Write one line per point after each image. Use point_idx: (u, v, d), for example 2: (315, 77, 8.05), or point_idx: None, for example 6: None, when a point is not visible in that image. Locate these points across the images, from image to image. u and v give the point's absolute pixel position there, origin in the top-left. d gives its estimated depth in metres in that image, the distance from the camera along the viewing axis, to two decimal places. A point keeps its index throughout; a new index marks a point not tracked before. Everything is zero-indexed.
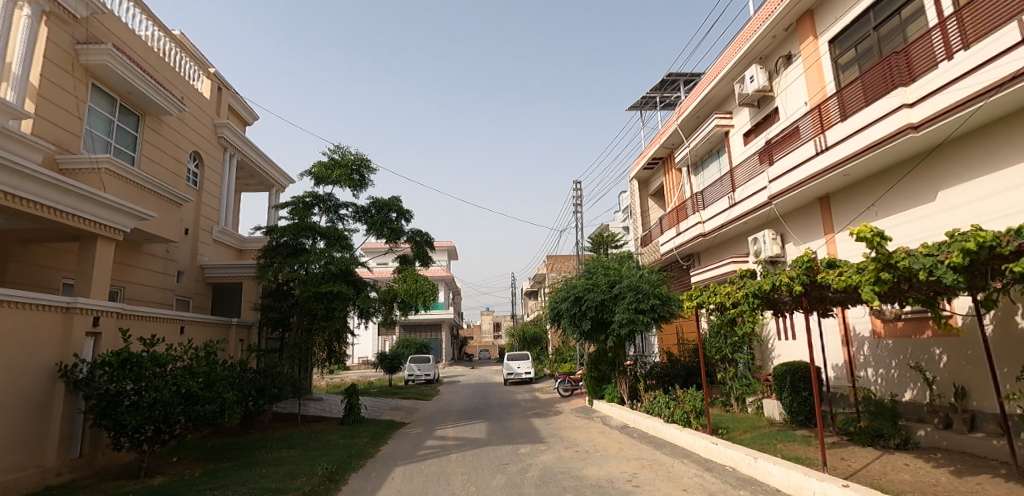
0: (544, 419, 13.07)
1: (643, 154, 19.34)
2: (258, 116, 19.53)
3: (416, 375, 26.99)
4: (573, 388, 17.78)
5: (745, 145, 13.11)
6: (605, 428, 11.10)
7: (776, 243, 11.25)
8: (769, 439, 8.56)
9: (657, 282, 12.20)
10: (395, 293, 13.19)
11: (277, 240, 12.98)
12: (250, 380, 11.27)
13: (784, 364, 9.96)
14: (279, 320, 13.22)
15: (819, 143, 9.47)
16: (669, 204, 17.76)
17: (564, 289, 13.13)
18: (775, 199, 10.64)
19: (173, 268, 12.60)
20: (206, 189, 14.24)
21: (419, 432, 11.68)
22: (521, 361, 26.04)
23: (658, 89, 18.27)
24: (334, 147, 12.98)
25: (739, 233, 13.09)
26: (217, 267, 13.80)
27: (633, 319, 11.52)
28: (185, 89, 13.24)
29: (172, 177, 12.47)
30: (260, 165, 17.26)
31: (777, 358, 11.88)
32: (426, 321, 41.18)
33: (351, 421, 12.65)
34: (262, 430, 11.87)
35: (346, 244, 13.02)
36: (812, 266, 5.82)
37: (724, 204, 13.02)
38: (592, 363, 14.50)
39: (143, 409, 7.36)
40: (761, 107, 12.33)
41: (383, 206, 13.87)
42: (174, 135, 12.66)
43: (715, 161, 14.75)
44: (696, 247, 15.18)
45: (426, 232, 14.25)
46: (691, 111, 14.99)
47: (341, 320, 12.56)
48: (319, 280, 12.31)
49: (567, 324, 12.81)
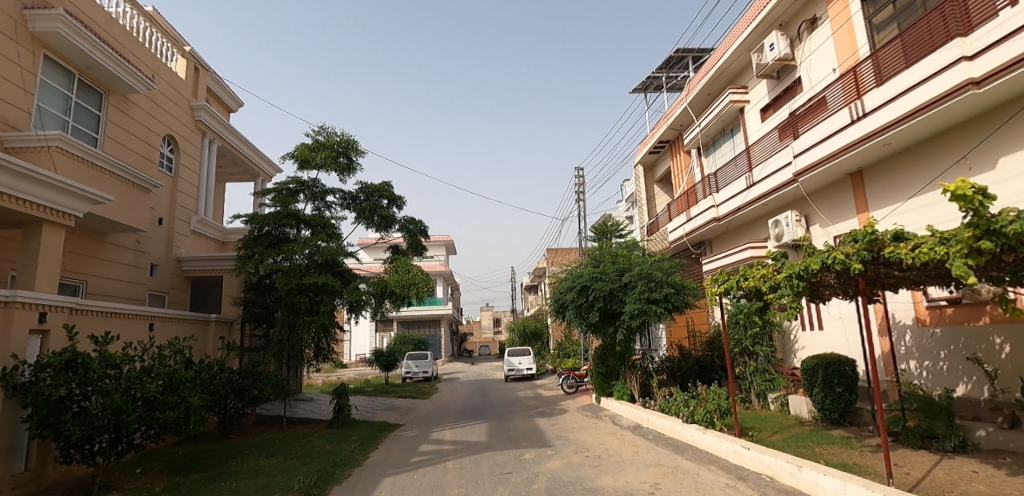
0: (549, 419, 12.14)
1: (648, 138, 18.35)
2: (241, 101, 18.52)
3: (414, 372, 26.05)
4: (577, 385, 16.85)
5: (762, 121, 12.16)
6: (616, 429, 10.15)
7: (800, 225, 10.32)
8: (804, 441, 7.64)
9: (670, 270, 11.27)
10: (385, 283, 12.04)
11: (258, 231, 12.04)
12: (226, 381, 10.31)
13: (814, 357, 9.05)
14: (261, 316, 12.21)
15: (854, 110, 8.52)
16: (677, 190, 16.81)
17: (569, 278, 12.11)
18: (801, 176, 9.69)
19: (145, 261, 11.64)
20: (182, 176, 13.25)
21: (413, 435, 10.76)
22: (522, 356, 25.12)
23: (664, 69, 17.27)
24: (318, 127, 12.00)
25: (756, 216, 12.17)
26: (195, 260, 12.84)
27: (646, 310, 10.57)
28: (158, 67, 12.26)
29: (143, 162, 11.52)
30: (243, 153, 16.26)
31: (801, 350, 10.95)
32: (423, 316, 40.21)
33: (341, 424, 11.74)
34: (244, 435, 10.94)
35: (333, 233, 12.07)
36: (878, 240, 4.82)
37: (740, 185, 12.08)
38: (599, 358, 13.56)
39: (90, 417, 6.38)
40: (781, 79, 11.38)
41: (373, 192, 12.89)
42: (145, 117, 11.68)
43: (728, 141, 13.79)
44: (708, 233, 14.27)
45: (419, 221, 13.29)
46: (703, 87, 13.98)
47: (328, 314, 11.60)
48: (302, 272, 11.37)
49: (573, 316, 11.81)
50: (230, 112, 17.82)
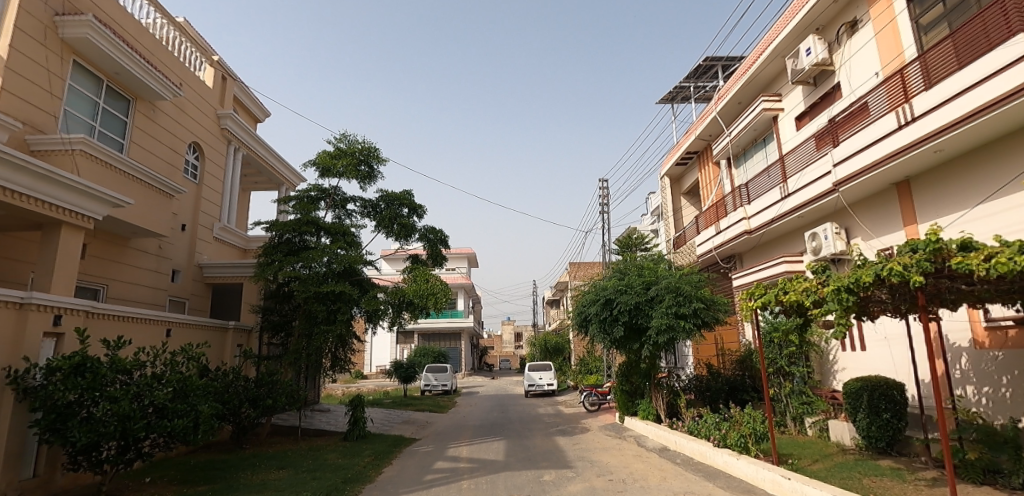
0: (570, 437, 11.64)
1: (676, 149, 17.89)
2: (268, 111, 18.72)
3: (433, 385, 25.73)
4: (600, 402, 16.29)
5: (797, 129, 11.64)
6: (641, 451, 9.64)
7: (840, 238, 9.72)
8: (849, 472, 7.04)
9: (700, 284, 10.78)
10: (403, 293, 11.74)
11: (278, 238, 11.95)
12: (241, 390, 10.14)
13: (858, 379, 8.46)
14: (279, 324, 12.05)
15: (902, 114, 7.98)
16: (705, 202, 16.28)
17: (593, 291, 11.66)
18: (842, 186, 9.14)
19: (167, 266, 11.64)
20: (207, 182, 13.30)
21: (428, 451, 10.40)
22: (542, 371, 24.58)
23: (692, 78, 16.84)
24: (339, 135, 11.92)
25: (791, 229, 11.59)
26: (217, 267, 12.81)
27: (673, 326, 10.07)
28: (186, 74, 12.37)
29: (169, 168, 11.57)
30: (268, 161, 16.34)
31: (841, 372, 10.26)
32: (444, 329, 39.97)
33: (356, 437, 11.45)
34: (258, 446, 10.72)
35: (352, 241, 11.90)
36: (943, 249, 4.36)
37: (775, 196, 11.53)
38: (623, 374, 13.02)
39: (96, 424, 6.20)
40: (819, 85, 10.87)
41: (394, 200, 12.72)
42: (171, 123, 11.75)
43: (760, 151, 13.27)
44: (739, 247, 13.70)
45: (440, 230, 13.06)
46: (733, 96, 13.52)
47: (345, 324, 11.39)
48: (320, 280, 11.20)
49: (596, 331, 11.34)
50: (256, 121, 18.01)
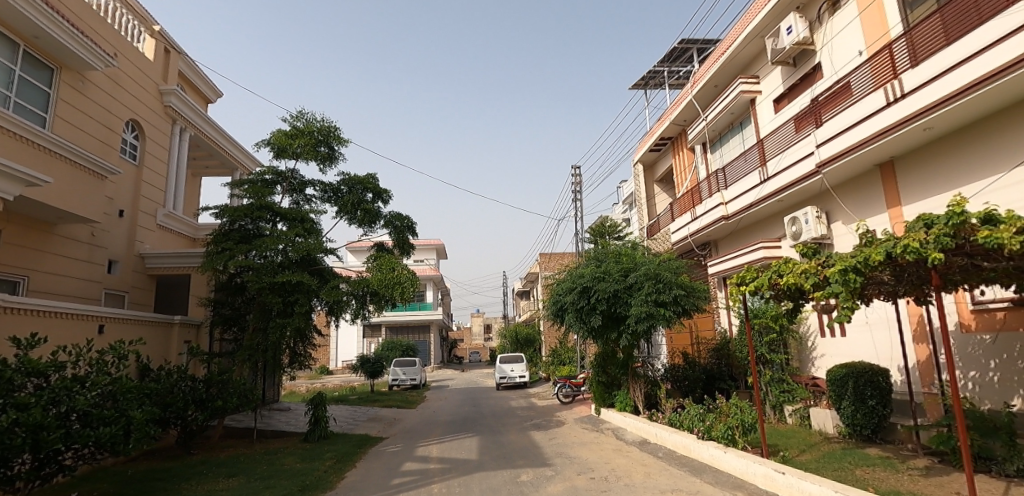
0: (545, 432, 11.15)
1: (649, 135, 17.52)
2: (219, 91, 17.47)
3: (401, 379, 24.96)
4: (573, 394, 15.87)
5: (775, 112, 11.36)
6: (621, 445, 9.20)
7: (821, 222, 9.49)
8: (840, 463, 6.72)
9: (679, 270, 10.40)
10: (367, 283, 10.84)
11: (228, 225, 11.01)
12: (187, 390, 9.25)
13: (841, 366, 8.20)
14: (230, 318, 11.10)
15: (890, 91, 7.66)
16: (680, 189, 15.99)
17: (569, 279, 11.13)
18: (825, 167, 8.82)
19: (101, 256, 10.57)
20: (148, 164, 12.20)
21: (396, 451, 9.73)
22: (514, 363, 24.09)
23: (666, 62, 16.46)
24: (295, 112, 11.00)
25: (769, 214, 11.34)
26: (160, 257, 11.76)
27: (653, 314, 9.65)
28: (121, 44, 11.23)
29: (101, 147, 10.49)
30: (219, 144, 15.19)
31: (820, 358, 10.01)
32: (412, 322, 39.06)
33: (317, 438, 10.67)
34: (208, 451, 9.83)
35: (311, 227, 11.05)
36: (967, 223, 3.98)
37: (753, 180, 11.24)
38: (598, 365, 12.57)
39: (2, 436, 5.22)
40: (798, 66, 10.56)
41: (357, 184, 11.90)
42: (104, 98, 10.64)
43: (736, 135, 12.98)
44: (715, 234, 13.43)
45: (406, 216, 12.31)
46: (710, 78, 13.16)
47: (303, 317, 10.53)
48: (275, 270, 10.34)
49: (572, 320, 10.82)
50: (207, 102, 16.76)
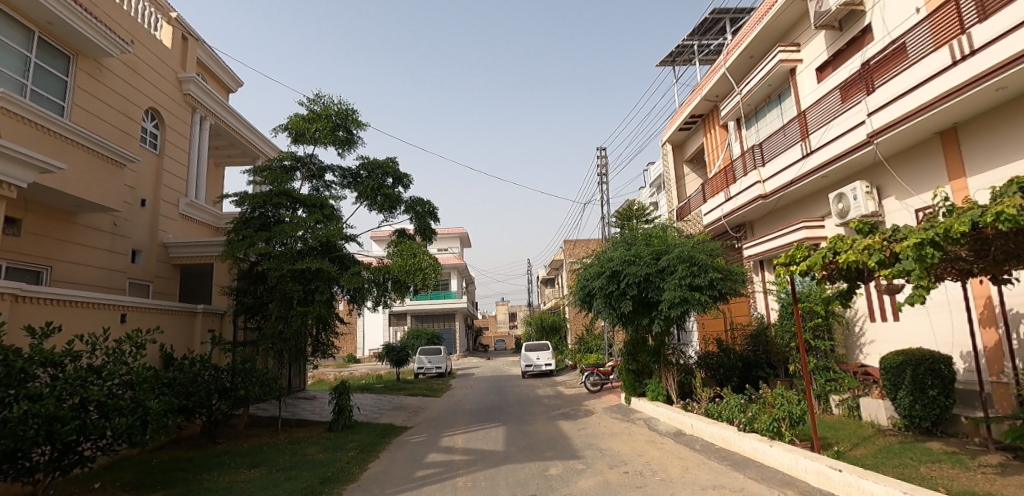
0: (573, 421, 10.75)
1: (679, 113, 16.78)
2: (239, 80, 17.35)
3: (426, 367, 24.90)
4: (602, 382, 15.43)
5: (817, 82, 10.61)
6: (654, 436, 8.73)
7: (871, 198, 8.79)
8: (901, 458, 6.15)
9: (715, 252, 9.81)
10: (388, 269, 10.52)
11: (249, 212, 10.83)
12: (209, 379, 9.13)
13: (896, 353, 7.58)
14: (252, 307, 10.93)
15: (955, 50, 6.92)
16: (712, 169, 15.28)
17: (597, 263, 10.62)
18: (878, 137, 8.12)
19: (124, 246, 10.52)
20: (169, 153, 12.11)
21: (421, 441, 9.46)
22: (540, 351, 23.74)
23: (697, 35, 15.66)
24: (312, 95, 10.71)
25: (810, 191, 10.64)
26: (183, 246, 11.68)
27: (687, 298, 9.13)
28: (138, 31, 11.09)
29: (120, 136, 10.39)
30: (240, 132, 15.07)
31: (869, 345, 9.35)
32: (437, 310, 39.05)
33: (341, 427, 10.49)
34: (232, 441, 9.73)
35: (330, 214, 10.80)
36: None
37: (794, 155, 10.54)
38: (628, 353, 12.08)
39: (16, 428, 5.04)
40: (845, 30, 9.79)
41: (377, 169, 11.59)
42: (123, 86, 10.53)
43: (774, 108, 12.22)
44: (751, 214, 12.75)
45: (428, 202, 11.97)
46: (745, 49, 12.40)
47: (324, 305, 10.29)
48: (295, 257, 10.13)
49: (601, 306, 10.35)
50: (228, 91, 16.67)
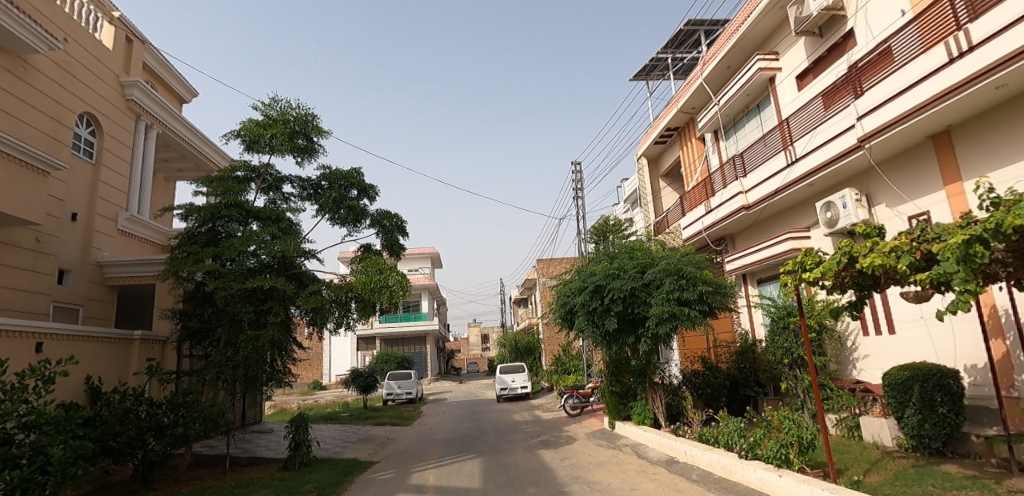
0: (555, 450, 9.92)
1: (654, 127, 16.49)
2: (194, 90, 16.35)
3: (396, 393, 23.70)
4: (582, 405, 14.66)
5: (798, 89, 10.32)
6: (644, 466, 8.00)
7: (861, 205, 8.40)
8: (921, 486, 5.56)
9: (702, 265, 9.33)
10: (350, 287, 9.52)
11: (196, 227, 9.78)
12: (142, 416, 8.01)
13: (900, 369, 7.10)
14: (198, 331, 9.82)
15: (950, 47, 6.59)
16: (690, 181, 14.91)
17: (579, 278, 9.98)
18: (869, 142, 7.75)
19: (49, 265, 9.39)
20: (107, 162, 11.03)
21: (387, 479, 8.50)
22: (515, 373, 22.85)
23: (671, 48, 15.48)
24: (267, 99, 9.87)
25: (796, 201, 10.26)
26: (120, 265, 10.54)
27: (676, 314, 8.53)
28: (72, 29, 10.10)
29: (46, 141, 9.32)
30: (192, 143, 14.00)
31: (863, 360, 8.88)
32: (408, 333, 37.74)
33: (299, 465, 9.41)
34: (170, 486, 8.53)
35: (287, 227, 9.87)
36: None
37: (778, 164, 10.17)
38: (612, 374, 11.35)
39: None
40: (826, 36, 9.55)
41: (341, 180, 10.75)
42: (50, 86, 9.50)
43: (753, 118, 11.91)
44: (733, 227, 12.35)
45: (396, 215, 11.17)
46: (722, 59, 12.12)
47: (278, 328, 9.26)
48: (245, 275, 9.13)
49: (583, 324, 9.66)
50: (180, 101, 15.63)
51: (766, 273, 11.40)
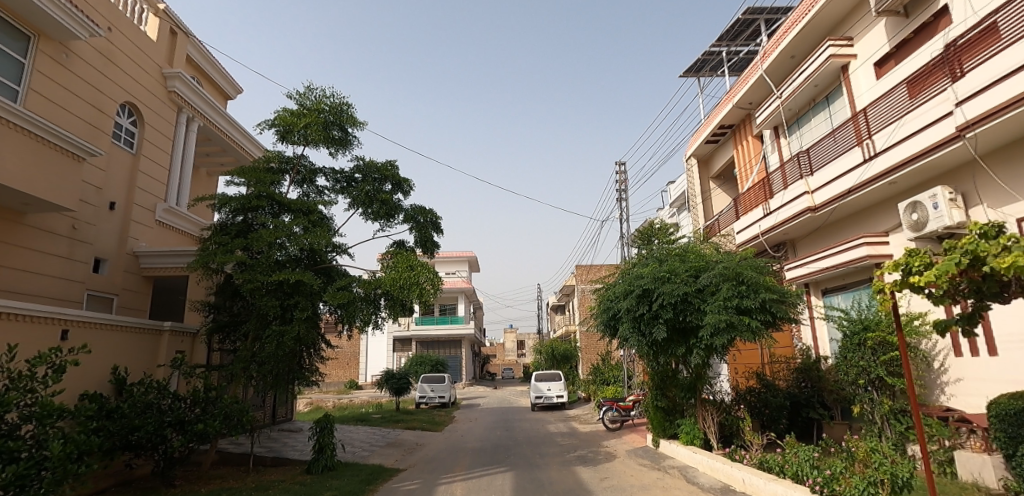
0: (593, 468, 9.14)
1: (706, 125, 15.50)
2: (238, 87, 16.45)
3: (429, 396, 23.30)
4: (621, 419, 13.76)
5: (877, 78, 9.27)
6: (696, 493, 7.13)
7: (955, 205, 7.32)
8: None
9: (764, 270, 8.42)
10: (379, 283, 9.06)
11: (228, 218, 9.53)
12: (163, 411, 7.69)
13: (1012, 398, 6.04)
14: (227, 325, 9.53)
15: None
16: (745, 182, 13.86)
17: (625, 282, 9.18)
18: (969, 131, 6.70)
19: (85, 254, 9.31)
20: (147, 152, 10.99)
21: (412, 490, 7.93)
22: (551, 382, 22.05)
23: (726, 41, 14.52)
24: (302, 87, 9.57)
25: (871, 201, 9.19)
26: (154, 256, 10.42)
27: (734, 323, 7.65)
28: (116, 19, 10.10)
29: (86, 129, 9.27)
30: (232, 137, 13.96)
31: (954, 384, 7.81)
32: (443, 336, 37.45)
33: (321, 469, 8.96)
34: (191, 484, 8.22)
35: (318, 220, 9.50)
36: None
37: (852, 160, 9.11)
38: (656, 387, 10.46)
39: None
40: (911, 16, 8.51)
41: (375, 173, 10.35)
42: (92, 74, 9.46)
43: (821, 111, 10.86)
44: (795, 231, 11.29)
45: (430, 211, 10.68)
46: (786, 47, 11.10)
47: (304, 324, 8.87)
48: (273, 268, 8.79)
49: (629, 332, 8.84)
50: (225, 98, 15.73)
51: (833, 282, 10.34)
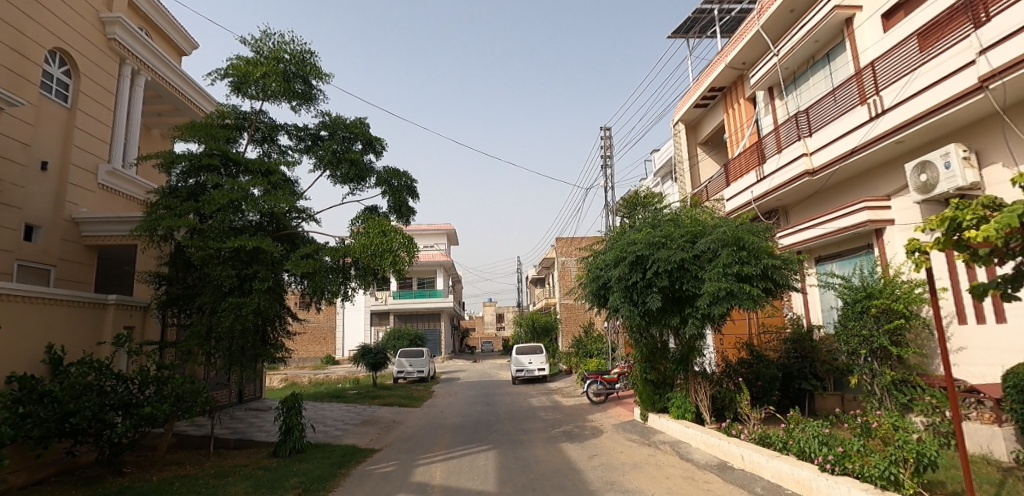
0: (581, 444, 8.67)
1: (695, 88, 14.83)
2: (194, 42, 15.13)
3: (407, 371, 22.71)
4: (606, 392, 13.37)
5: (884, 31, 8.68)
6: (692, 471, 6.68)
7: (969, 164, 6.84)
8: None
9: (764, 236, 7.89)
10: (348, 250, 8.29)
11: (178, 181, 8.58)
12: (104, 392, 6.88)
13: None
14: (180, 298, 8.65)
15: None
16: (735, 147, 13.32)
17: (615, 249, 8.57)
18: (991, 82, 6.19)
19: (12, 219, 8.28)
20: (85, 106, 9.85)
21: (389, 472, 7.37)
22: (532, 354, 21.61)
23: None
24: (258, 31, 8.58)
25: (873, 163, 8.71)
26: (96, 223, 9.40)
27: (733, 291, 7.14)
28: None
29: (7, 77, 8.16)
30: (186, 94, 12.77)
31: (957, 354, 7.48)
32: (422, 310, 36.74)
33: (289, 451, 8.30)
34: (143, 471, 7.48)
35: (279, 182, 8.61)
36: None
37: (856, 118, 8.56)
38: (645, 359, 10.00)
39: None
40: None
41: (342, 130, 9.44)
42: (11, 13, 8.26)
43: (820, 69, 10.27)
44: (789, 196, 10.80)
45: (405, 174, 9.85)
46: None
47: (266, 297, 8.08)
48: (228, 234, 7.92)
49: (619, 301, 8.28)
50: (179, 53, 14.44)
51: (828, 250, 9.93)
